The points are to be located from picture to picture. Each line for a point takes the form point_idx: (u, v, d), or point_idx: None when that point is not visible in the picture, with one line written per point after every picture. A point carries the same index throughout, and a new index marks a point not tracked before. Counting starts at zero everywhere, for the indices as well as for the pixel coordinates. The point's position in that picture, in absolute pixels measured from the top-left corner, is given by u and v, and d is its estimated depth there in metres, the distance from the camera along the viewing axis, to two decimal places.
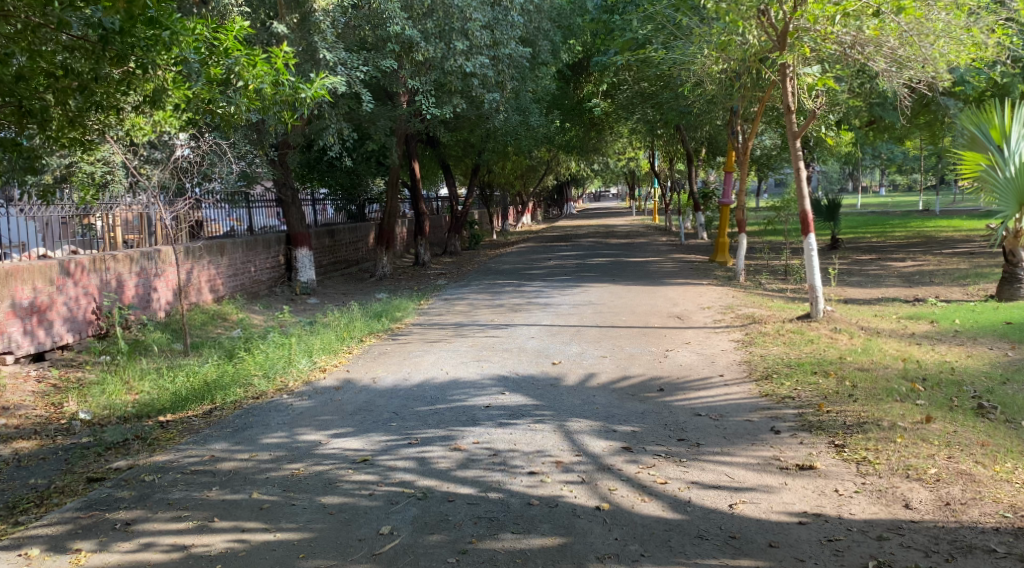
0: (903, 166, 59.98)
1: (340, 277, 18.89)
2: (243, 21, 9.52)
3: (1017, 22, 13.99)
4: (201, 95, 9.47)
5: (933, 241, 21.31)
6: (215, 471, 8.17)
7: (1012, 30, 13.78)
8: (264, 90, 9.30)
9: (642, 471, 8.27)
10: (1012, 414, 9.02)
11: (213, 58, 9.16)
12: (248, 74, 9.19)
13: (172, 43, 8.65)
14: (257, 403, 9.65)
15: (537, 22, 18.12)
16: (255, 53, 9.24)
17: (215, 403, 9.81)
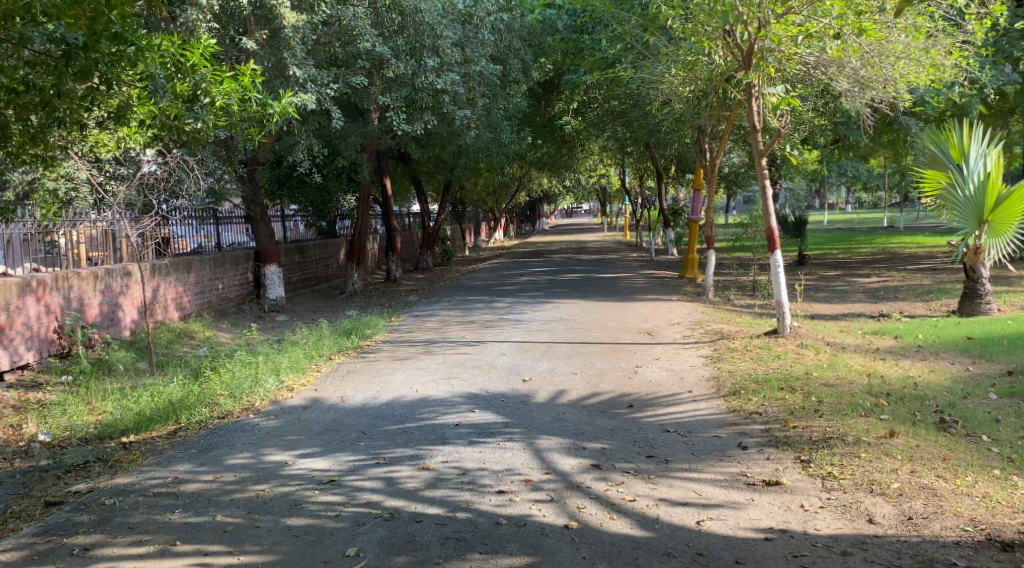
0: (869, 181, 60.70)
1: (310, 294, 18.88)
2: (211, 37, 9.55)
3: (975, 44, 14.30)
4: (169, 113, 9.42)
5: (898, 258, 21.62)
6: (178, 494, 8.19)
7: (970, 52, 14.09)
8: (232, 107, 9.34)
9: (610, 488, 8.36)
10: (973, 428, 9.18)
11: (180, 75, 9.04)
12: (215, 89, 9.34)
13: (138, 59, 8.87)
14: (223, 423, 9.68)
15: (508, 41, 18.27)
16: (221, 70, 9.25)
17: (180, 424, 9.78)
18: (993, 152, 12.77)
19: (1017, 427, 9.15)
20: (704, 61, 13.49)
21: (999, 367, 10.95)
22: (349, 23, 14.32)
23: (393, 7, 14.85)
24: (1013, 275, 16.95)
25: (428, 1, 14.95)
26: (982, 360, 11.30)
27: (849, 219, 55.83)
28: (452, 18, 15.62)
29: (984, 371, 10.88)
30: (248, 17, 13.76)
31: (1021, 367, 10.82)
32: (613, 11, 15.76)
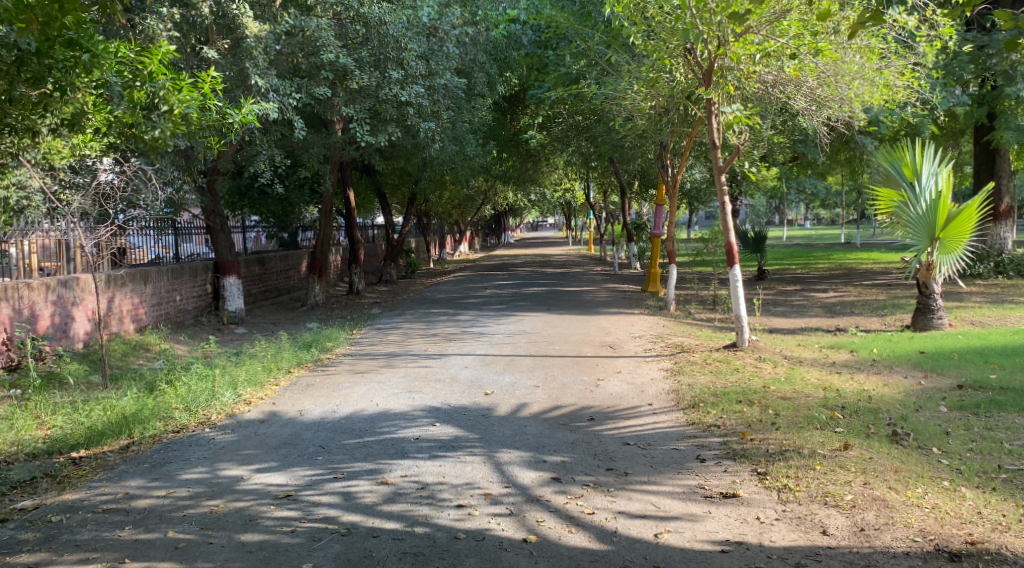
0: (829, 198, 61.42)
1: (270, 306, 18.81)
2: (170, 45, 9.61)
3: (927, 66, 14.58)
4: (124, 121, 9.42)
5: (855, 273, 21.91)
6: (128, 510, 8.15)
7: (922, 73, 14.38)
8: (190, 115, 9.37)
9: (570, 501, 8.41)
10: (925, 440, 9.32)
11: (137, 81, 9.16)
12: (173, 98, 9.25)
13: (93, 66, 8.75)
14: (177, 438, 9.64)
15: (473, 54, 18.27)
16: (181, 78, 9.33)
17: (133, 438, 9.69)
18: (944, 170, 13.03)
19: (967, 439, 9.31)
20: (665, 78, 13.56)
21: (950, 381, 11.11)
22: (312, 33, 14.26)
23: (358, 18, 14.95)
24: (965, 290, 17.23)
25: (393, 13, 15.04)
26: (934, 374, 11.48)
27: (808, 235, 56.45)
28: (417, 31, 15.65)
29: (936, 385, 11.04)
30: (209, 26, 13.73)
31: (972, 380, 10.99)
32: (576, 27, 15.89)
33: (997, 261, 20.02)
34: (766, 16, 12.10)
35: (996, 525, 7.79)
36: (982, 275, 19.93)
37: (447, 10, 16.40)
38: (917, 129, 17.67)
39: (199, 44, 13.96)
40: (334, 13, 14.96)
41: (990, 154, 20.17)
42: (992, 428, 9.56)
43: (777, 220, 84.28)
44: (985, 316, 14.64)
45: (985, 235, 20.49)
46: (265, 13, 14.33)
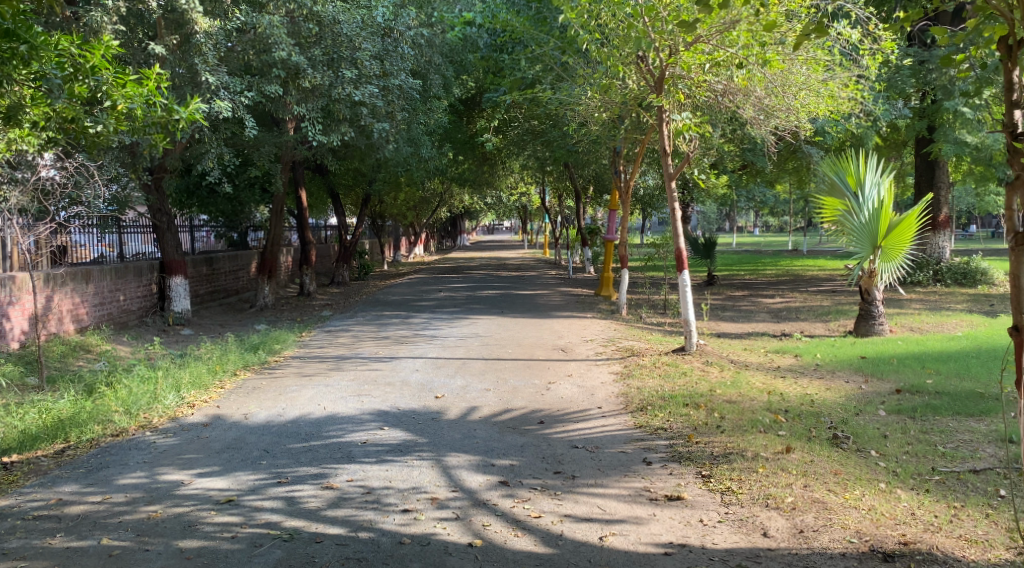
0: (778, 206, 62.21)
1: (218, 307, 18.65)
2: (115, 39, 9.49)
3: (871, 78, 14.84)
4: (65, 116, 9.42)
5: (801, 280, 22.22)
6: (61, 516, 8.07)
7: (866, 86, 14.64)
8: (135, 110, 9.32)
9: (516, 505, 8.45)
10: (863, 443, 9.48)
11: (79, 76, 9.13)
12: (117, 93, 9.26)
13: (31, 58, 8.80)
14: (116, 442, 9.55)
15: (429, 56, 18.16)
16: (125, 73, 9.26)
17: (68, 442, 9.59)
18: (887, 180, 13.20)
19: (903, 442, 9.47)
20: (618, 84, 13.62)
21: (889, 386, 11.30)
22: (265, 31, 14.07)
23: (310, 16, 14.93)
24: (905, 297, 17.53)
25: (346, 12, 15.14)
26: (874, 379, 11.66)
27: (757, 242, 57.15)
28: (372, 32, 15.59)
29: (875, 390, 11.22)
30: (158, 21, 13.57)
31: (909, 385, 11.19)
32: (532, 32, 15.94)
33: (936, 269, 20.42)
34: (716, 25, 12.28)
35: (928, 526, 7.94)
36: (922, 283, 20.31)
37: (402, 11, 16.38)
38: (862, 141, 18.01)
39: (147, 38, 13.78)
40: (287, 11, 14.70)
41: (929, 165, 20.56)
42: (927, 431, 9.74)
43: (729, 226, 85.11)
44: (923, 322, 14.91)
45: (924, 244, 20.87)
46: (216, 9, 14.15)
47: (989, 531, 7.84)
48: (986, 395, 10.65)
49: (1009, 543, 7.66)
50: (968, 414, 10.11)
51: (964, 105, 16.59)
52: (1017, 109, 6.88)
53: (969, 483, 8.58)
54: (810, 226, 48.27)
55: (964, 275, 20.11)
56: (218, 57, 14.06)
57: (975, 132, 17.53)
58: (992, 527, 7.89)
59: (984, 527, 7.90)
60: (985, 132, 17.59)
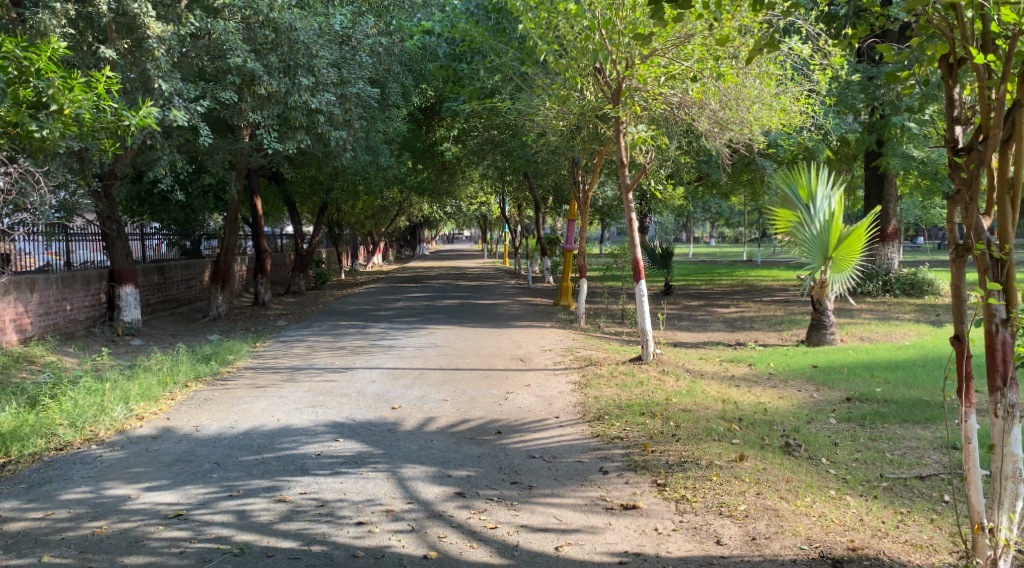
0: (734, 217, 62.86)
1: (169, 316, 18.48)
2: (61, 42, 9.49)
3: (821, 93, 15.04)
4: (7, 120, 9.13)
5: (755, 289, 22.44)
6: (2, 533, 7.97)
7: (817, 99, 14.86)
8: (82, 115, 9.27)
9: (472, 516, 8.45)
10: (815, 451, 9.58)
11: (23, 79, 9.13)
12: (63, 97, 9.18)
13: None
14: (59, 456, 9.42)
15: (387, 64, 17.94)
16: (72, 76, 9.22)
17: (9, 456, 9.34)
18: (837, 193, 13.37)
19: (852, 449, 9.60)
20: (576, 96, 13.72)
21: (840, 394, 11.44)
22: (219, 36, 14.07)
23: (267, 23, 14.59)
24: (855, 307, 17.76)
25: (304, 20, 14.86)
26: (825, 387, 11.79)
27: (714, 251, 57.67)
28: (329, 39, 15.55)
29: (826, 398, 11.35)
30: (108, 25, 13.40)
31: (859, 393, 11.33)
32: (490, 42, 15.97)
33: (885, 280, 20.71)
34: (671, 39, 12.48)
35: (876, 531, 8.04)
36: (872, 293, 20.58)
37: (360, 20, 16.48)
38: (813, 154, 18.27)
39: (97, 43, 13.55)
40: (242, 17, 14.70)
41: (878, 178, 20.84)
42: (876, 439, 9.87)
43: (687, 236, 85.70)
44: (873, 332, 15.11)
45: (873, 255, 21.15)
46: (169, 14, 13.94)
47: (934, 536, 7.95)
48: (932, 403, 10.81)
49: (953, 547, 7.76)
50: (915, 422, 10.25)
51: (911, 119, 16.87)
52: (957, 125, 7.03)
53: (915, 489, 8.72)
54: (765, 237, 48.83)
55: (912, 285, 20.40)
56: (172, 63, 13.94)
57: (921, 147, 17.84)
58: (936, 532, 8.01)
59: (929, 532, 8.02)
60: (931, 147, 18.07)
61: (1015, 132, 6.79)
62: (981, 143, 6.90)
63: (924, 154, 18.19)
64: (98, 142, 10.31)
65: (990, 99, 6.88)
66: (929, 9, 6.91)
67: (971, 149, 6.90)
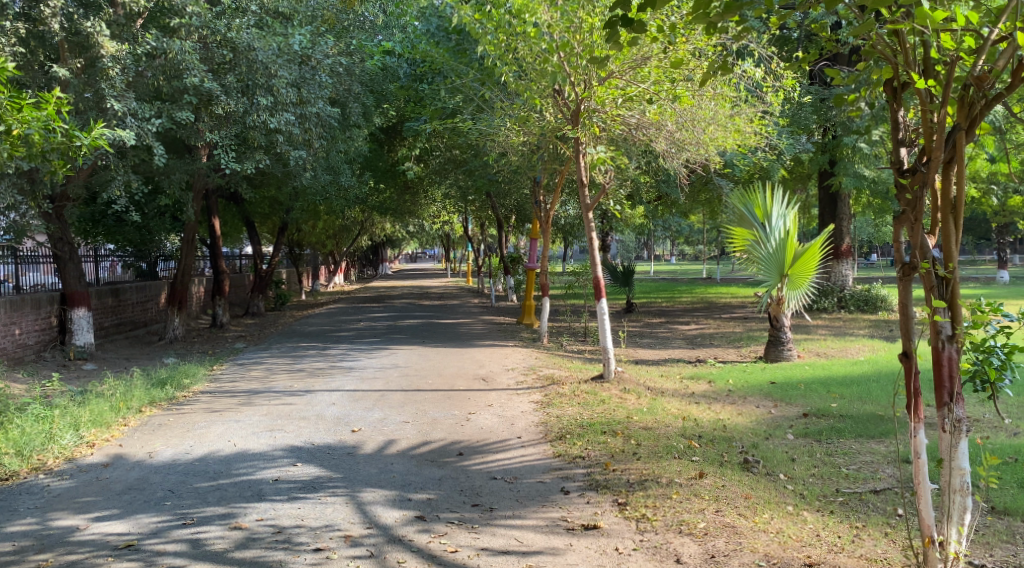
0: (693, 234, 63.36)
1: (123, 339, 18.25)
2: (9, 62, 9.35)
3: (775, 114, 15.23)
4: None
5: (715, 307, 22.57)
6: None
7: (770, 120, 15.04)
8: (31, 136, 9.14)
9: (432, 540, 8.40)
10: (773, 467, 9.63)
11: None
12: (11, 118, 9.05)
13: None
14: (5, 486, 9.26)
15: (348, 84, 17.72)
16: (20, 96, 9.08)
17: None
18: (792, 212, 13.50)
19: (810, 465, 9.66)
20: (536, 117, 13.76)
21: (797, 410, 11.51)
22: (176, 57, 13.86)
23: (224, 42, 14.74)
24: (812, 323, 17.89)
25: (262, 39, 14.78)
26: (783, 403, 11.86)
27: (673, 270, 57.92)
28: (288, 59, 15.36)
29: (784, 414, 11.43)
30: (61, 44, 13.30)
31: (816, 409, 11.42)
32: (451, 63, 15.97)
33: (840, 296, 20.91)
34: (628, 62, 12.75)
35: (832, 546, 8.09)
36: (827, 309, 20.76)
37: (319, 40, 16.22)
38: (768, 174, 18.48)
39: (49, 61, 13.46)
40: (199, 37, 14.65)
41: (831, 198, 21.10)
42: (832, 454, 9.94)
43: (647, 254, 86.14)
44: (828, 348, 15.25)
45: (828, 272, 21.37)
46: (124, 33, 14.09)
47: (888, 549, 8.01)
48: (886, 417, 10.91)
49: (906, 561, 7.81)
50: (869, 436, 10.35)
51: (862, 140, 17.15)
52: (902, 147, 7.15)
53: (870, 503, 8.79)
54: (723, 255, 49.22)
55: (866, 301, 20.63)
56: (126, 83, 13.77)
57: (872, 166, 18.10)
58: (890, 545, 8.07)
59: (883, 546, 8.08)
60: (880, 166, 18.39)
61: (956, 154, 6.89)
62: (924, 165, 7.00)
63: (875, 174, 18.46)
64: (49, 162, 10.16)
65: (933, 123, 6.99)
66: (874, 35, 6.98)
67: (915, 170, 7.02)
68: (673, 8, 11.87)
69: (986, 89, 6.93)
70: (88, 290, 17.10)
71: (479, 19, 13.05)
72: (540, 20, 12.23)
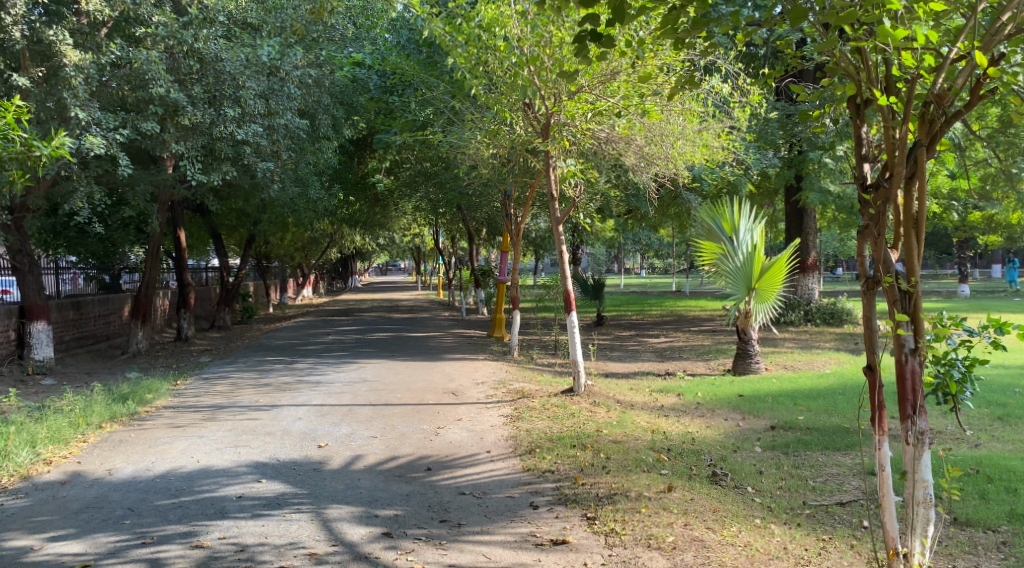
0: (663, 248, 63.64)
1: (84, 353, 18.00)
2: None
3: (742, 129, 15.32)
4: None
5: (683, 320, 22.61)
6: None
7: (737, 135, 15.11)
8: None
9: (399, 557, 8.29)
10: (741, 480, 9.60)
11: None
12: None
13: None
14: None
15: (317, 95, 17.50)
16: None
17: None
18: (760, 227, 13.53)
19: (777, 477, 9.62)
20: (506, 130, 13.60)
21: (765, 423, 11.49)
22: (141, 66, 13.72)
23: (191, 53, 14.44)
24: (779, 336, 17.93)
25: (230, 50, 14.74)
26: (750, 416, 11.84)
27: (643, 283, 58.01)
28: (256, 70, 15.24)
29: (751, 426, 11.41)
30: (22, 52, 13.11)
31: (783, 421, 11.40)
32: (422, 75, 15.93)
33: (806, 309, 20.98)
34: (598, 76, 12.69)
35: (799, 559, 8.06)
36: (794, 322, 20.81)
37: (288, 50, 15.95)
38: (736, 189, 18.58)
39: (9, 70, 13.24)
40: (165, 46, 14.29)
41: (798, 212, 21.19)
42: (799, 466, 9.92)
43: (618, 268, 86.44)
44: (795, 360, 15.28)
45: (794, 286, 21.46)
46: (87, 42, 13.93)
47: (853, 561, 8.00)
48: (852, 430, 10.91)
49: None
50: (835, 448, 10.34)
51: (828, 155, 17.28)
52: (866, 163, 7.17)
53: (836, 516, 8.77)
54: (692, 269, 49.14)
55: (832, 314, 20.75)
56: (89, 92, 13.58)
57: (836, 182, 18.21)
58: (856, 557, 8.06)
59: (848, 558, 8.07)
60: (844, 181, 18.53)
61: (918, 170, 6.89)
62: (887, 180, 7.01)
63: (840, 189, 18.60)
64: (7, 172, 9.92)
65: (895, 139, 6.98)
66: (837, 52, 7.05)
67: (878, 186, 7.02)
68: (640, 24, 11.95)
69: (946, 107, 6.91)
70: (48, 303, 16.86)
71: (448, 31, 12.94)
72: (510, 33, 12.30)
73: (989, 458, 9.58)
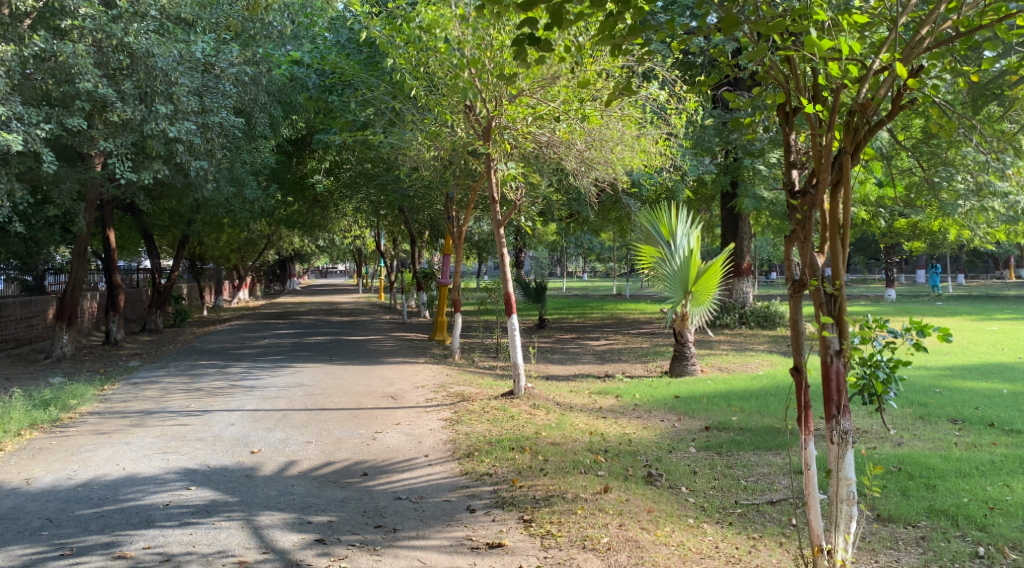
0: (603, 252, 64.03)
1: (6, 357, 17.49)
2: None
3: (680, 135, 15.36)
4: None
5: (624, 322, 22.63)
6: None
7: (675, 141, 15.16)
8: None
9: (332, 564, 8.12)
10: (676, 480, 9.57)
11: None
12: None
13: None
14: None
15: (255, 93, 17.20)
16: None
17: None
18: (696, 231, 13.57)
19: (710, 478, 9.61)
20: (448, 133, 13.42)
21: (699, 423, 11.49)
22: (68, 60, 13.36)
23: (121, 47, 14.08)
24: (715, 339, 18.01)
25: (163, 45, 14.24)
26: (686, 417, 11.83)
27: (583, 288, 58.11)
28: (190, 66, 14.99)
29: (686, 427, 11.41)
30: None
31: (717, 422, 11.41)
32: (362, 75, 15.78)
33: (741, 312, 21.11)
34: (539, 80, 12.64)
35: (729, 558, 8.02)
36: (729, 325, 20.92)
37: (223, 48, 15.90)
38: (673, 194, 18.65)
39: None
40: (94, 40, 14.02)
41: (733, 218, 21.31)
42: (731, 466, 9.91)
43: (560, 272, 86.75)
44: (730, 362, 15.34)
45: (730, 290, 21.58)
46: (8, 34, 13.55)
47: (781, 559, 7.97)
48: (783, 430, 10.95)
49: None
50: (767, 449, 10.36)
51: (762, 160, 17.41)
52: (795, 169, 7.22)
53: (767, 514, 8.77)
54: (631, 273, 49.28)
55: (766, 317, 20.92)
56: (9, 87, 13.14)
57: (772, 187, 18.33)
58: (784, 555, 8.04)
59: (777, 556, 8.04)
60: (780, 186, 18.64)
61: (843, 176, 6.93)
62: (814, 187, 7.01)
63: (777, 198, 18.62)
64: None
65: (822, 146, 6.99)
66: (766, 60, 7.06)
67: (805, 192, 7.02)
68: (579, 29, 11.92)
69: (869, 116, 6.94)
70: None
71: (390, 31, 12.87)
72: (450, 35, 12.19)
73: (912, 456, 9.65)
